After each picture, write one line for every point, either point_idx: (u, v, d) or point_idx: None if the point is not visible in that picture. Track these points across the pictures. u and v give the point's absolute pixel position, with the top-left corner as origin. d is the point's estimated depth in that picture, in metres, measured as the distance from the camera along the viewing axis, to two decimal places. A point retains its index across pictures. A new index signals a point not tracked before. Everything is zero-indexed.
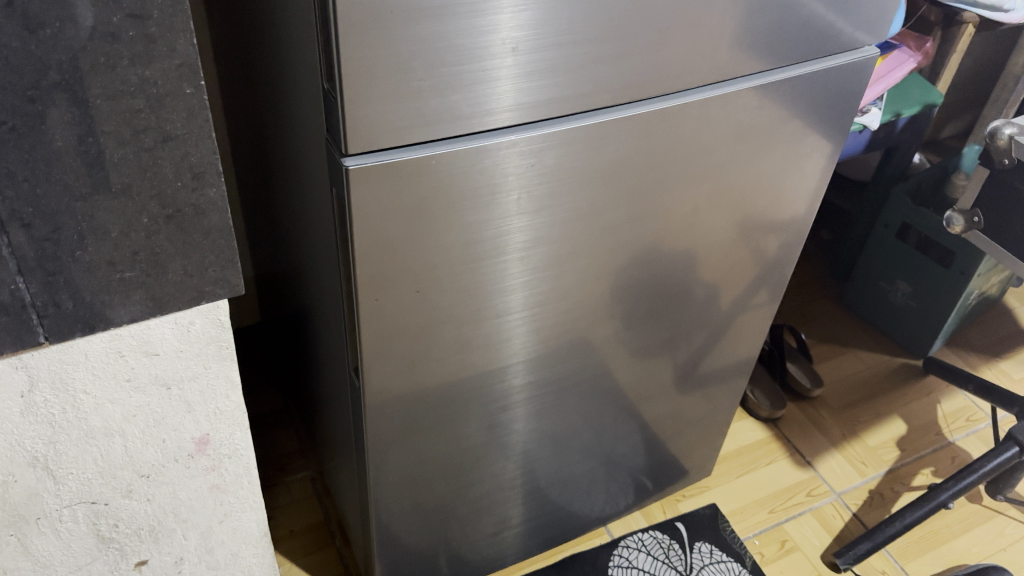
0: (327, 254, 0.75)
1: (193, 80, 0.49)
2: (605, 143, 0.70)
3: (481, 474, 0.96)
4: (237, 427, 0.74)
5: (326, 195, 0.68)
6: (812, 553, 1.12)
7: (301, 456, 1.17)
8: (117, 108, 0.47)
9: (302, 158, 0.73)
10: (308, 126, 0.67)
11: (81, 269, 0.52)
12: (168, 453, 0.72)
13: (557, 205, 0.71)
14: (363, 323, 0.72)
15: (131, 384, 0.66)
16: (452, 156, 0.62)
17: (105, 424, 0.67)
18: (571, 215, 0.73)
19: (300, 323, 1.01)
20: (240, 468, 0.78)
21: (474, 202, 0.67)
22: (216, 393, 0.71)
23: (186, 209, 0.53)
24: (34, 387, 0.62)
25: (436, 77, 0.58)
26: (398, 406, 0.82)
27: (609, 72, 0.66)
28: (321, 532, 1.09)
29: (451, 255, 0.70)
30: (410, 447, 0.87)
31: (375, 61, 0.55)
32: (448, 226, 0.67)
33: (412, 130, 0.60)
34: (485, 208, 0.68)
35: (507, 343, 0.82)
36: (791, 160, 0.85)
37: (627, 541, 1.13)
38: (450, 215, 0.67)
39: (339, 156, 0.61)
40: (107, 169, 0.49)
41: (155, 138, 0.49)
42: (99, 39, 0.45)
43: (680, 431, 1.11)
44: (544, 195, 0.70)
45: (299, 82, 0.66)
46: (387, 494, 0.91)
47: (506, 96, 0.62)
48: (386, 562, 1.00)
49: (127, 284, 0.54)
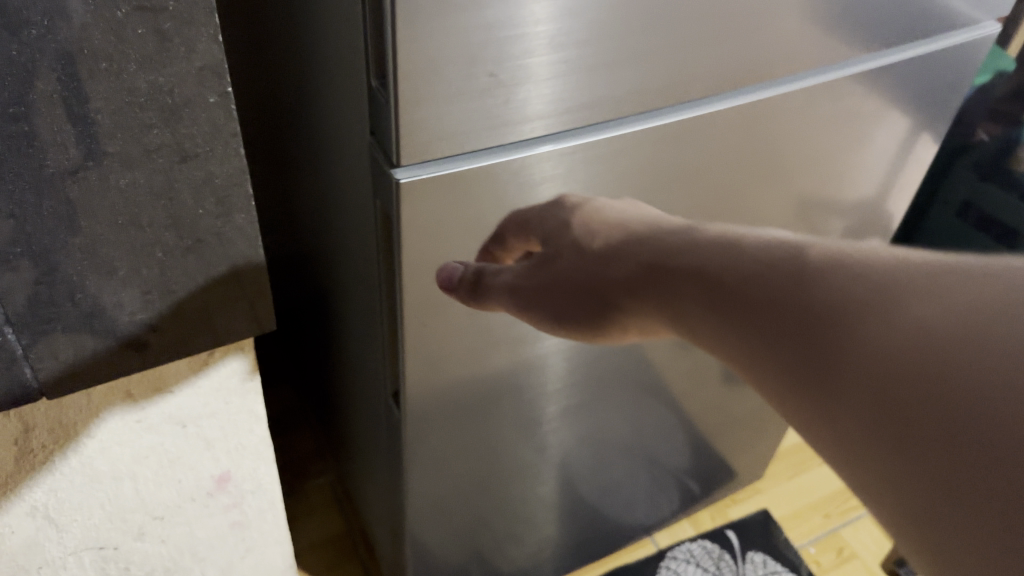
0: (367, 262, 0.66)
1: (217, 86, 0.39)
2: (664, 144, 0.64)
3: (520, 486, 0.90)
4: (262, 461, 0.65)
5: (368, 198, 0.59)
6: (872, 561, 1.04)
7: (320, 459, 1.09)
8: (122, 123, 0.37)
9: (335, 154, 0.64)
10: (349, 117, 0.58)
11: (84, 314, 0.42)
12: (185, 494, 0.64)
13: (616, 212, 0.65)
14: (409, 346, 0.66)
15: (142, 424, 0.57)
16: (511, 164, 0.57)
17: (113, 468, 0.59)
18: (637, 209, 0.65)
19: (319, 321, 0.94)
20: (264, 503, 0.69)
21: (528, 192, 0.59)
22: (238, 429, 0.61)
23: (210, 238, 0.43)
24: (30, 433, 0.53)
25: (498, 75, 0.51)
26: (441, 429, 0.76)
27: (676, 63, 0.60)
28: (344, 543, 1.01)
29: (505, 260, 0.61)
30: (448, 456, 0.80)
31: (435, 60, 0.49)
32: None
33: (468, 137, 0.54)
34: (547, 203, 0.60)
35: (555, 357, 0.77)
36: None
37: (675, 552, 1.05)
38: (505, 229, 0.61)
39: (387, 167, 0.54)
40: (112, 197, 0.39)
41: (172, 156, 0.39)
42: (99, 36, 0.35)
43: (730, 431, 1.03)
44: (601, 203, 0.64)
45: (339, 70, 0.56)
46: (422, 506, 0.83)
47: (570, 94, 0.56)
48: None
49: (139, 327, 0.45)
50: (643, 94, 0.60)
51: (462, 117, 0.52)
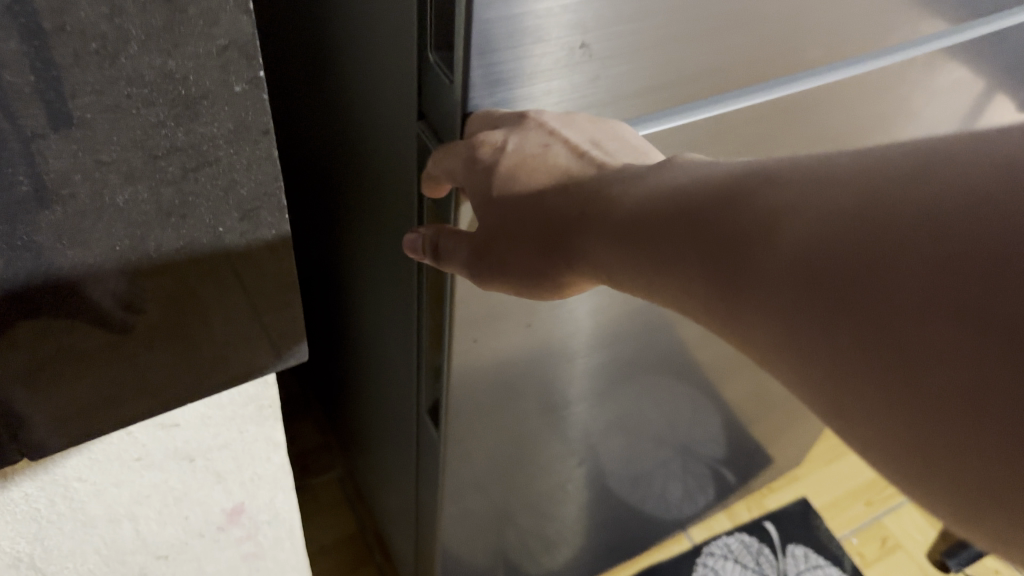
0: (405, 261, 0.57)
1: (245, 70, 0.29)
2: (773, 127, 0.54)
3: (560, 501, 0.82)
4: (280, 489, 0.57)
5: (415, 186, 0.50)
6: (916, 551, 1.01)
7: (327, 454, 1.01)
8: (122, 122, 0.28)
9: (366, 134, 0.54)
10: (392, 92, 0.48)
11: (75, 362, 0.33)
12: (192, 530, 0.55)
13: None
14: (455, 363, 0.57)
15: (143, 462, 0.48)
16: None
17: (109, 510, 0.50)
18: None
19: (329, 318, 0.84)
20: (281, 532, 0.61)
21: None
22: (254, 458, 0.53)
23: (232, 261, 0.34)
24: (9, 482, 0.44)
25: (588, 45, 0.42)
26: (485, 453, 0.68)
27: (800, 26, 0.49)
28: (357, 546, 0.94)
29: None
30: (488, 467, 0.70)
31: (515, 28, 0.39)
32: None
33: (547, 123, 0.44)
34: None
35: (611, 365, 0.68)
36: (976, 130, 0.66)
37: (711, 547, 1.02)
38: None
39: (444, 158, 0.45)
40: (108, 218, 0.30)
41: (185, 162, 0.30)
42: (87, 9, 0.25)
43: (774, 422, 0.95)
44: None
45: (380, 36, 0.46)
46: (455, 521, 0.74)
47: (672, 67, 0.46)
48: None
49: (144, 370, 0.36)
50: (752, 62, 0.49)
51: None
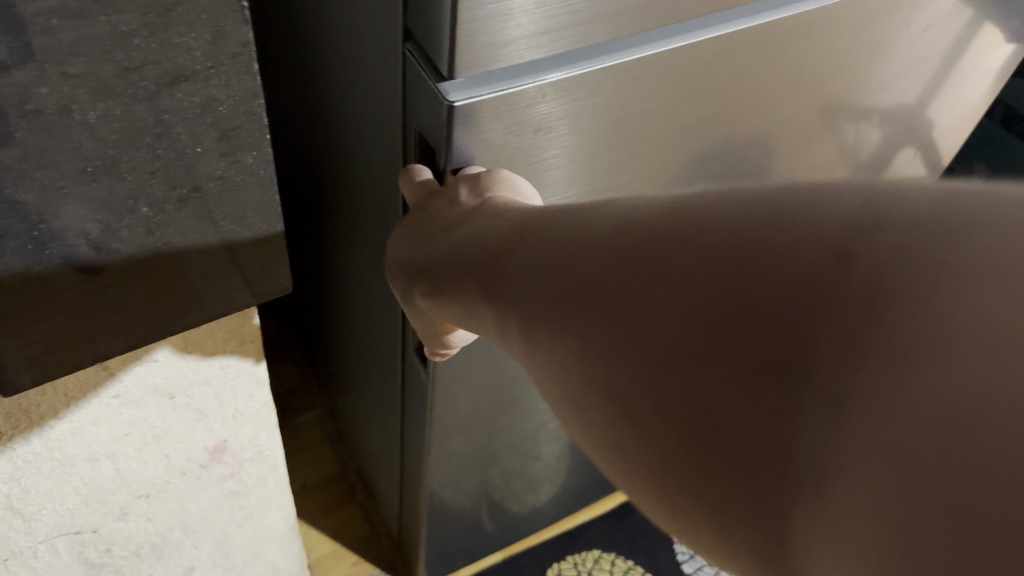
0: (388, 193, 0.54)
1: None
2: (770, 57, 0.52)
3: (544, 438, 0.81)
4: (263, 426, 0.56)
5: (402, 112, 0.47)
6: None
7: (306, 393, 1.00)
8: (90, 32, 0.26)
9: (346, 57, 0.52)
10: (375, 10, 0.45)
11: (48, 292, 0.31)
12: (173, 468, 0.54)
13: (699, 135, 0.54)
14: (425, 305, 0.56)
15: (120, 401, 0.46)
16: (596, 78, 0.45)
17: (88, 450, 0.48)
18: (713, 114, 0.53)
19: (307, 254, 0.82)
20: (265, 469, 0.60)
21: (607, 96, 0.47)
22: (236, 395, 0.51)
23: (212, 184, 0.32)
24: None
25: None
26: (469, 389, 0.67)
27: None
28: (340, 486, 0.94)
29: (565, 172, 0.50)
30: (470, 408, 0.69)
31: None
32: (574, 133, 0.47)
33: (541, 42, 0.42)
34: (623, 102, 0.47)
35: None
36: (969, 63, 0.64)
37: None
38: (579, 160, 0.49)
39: (435, 84, 0.42)
40: (78, 137, 0.28)
41: (160, 77, 0.28)
42: None
43: None
44: (687, 126, 0.52)
45: None
46: (439, 461, 0.73)
47: None
48: (432, 540, 0.84)
49: (120, 302, 0.34)
50: None
51: (539, 11, 0.40)
